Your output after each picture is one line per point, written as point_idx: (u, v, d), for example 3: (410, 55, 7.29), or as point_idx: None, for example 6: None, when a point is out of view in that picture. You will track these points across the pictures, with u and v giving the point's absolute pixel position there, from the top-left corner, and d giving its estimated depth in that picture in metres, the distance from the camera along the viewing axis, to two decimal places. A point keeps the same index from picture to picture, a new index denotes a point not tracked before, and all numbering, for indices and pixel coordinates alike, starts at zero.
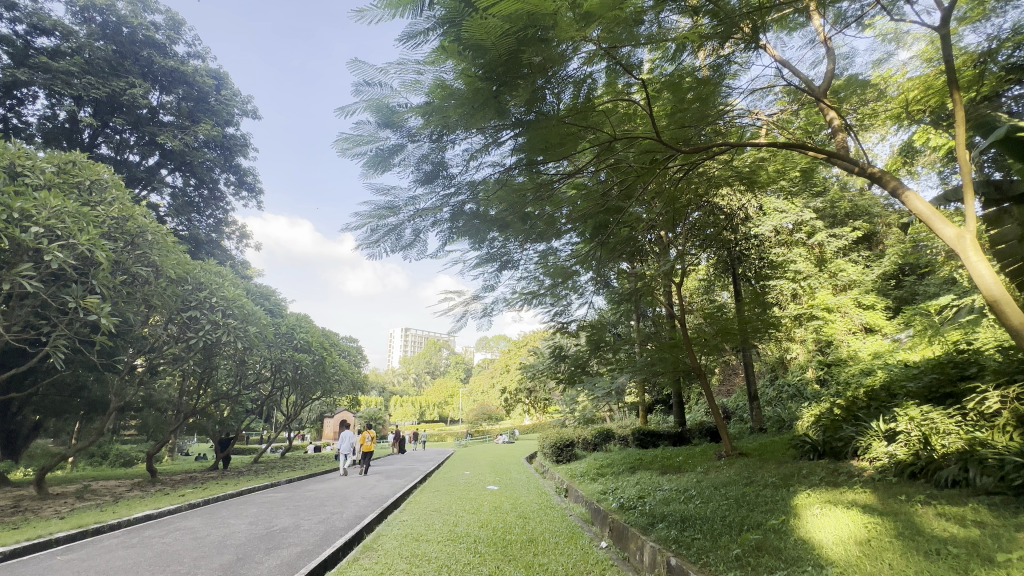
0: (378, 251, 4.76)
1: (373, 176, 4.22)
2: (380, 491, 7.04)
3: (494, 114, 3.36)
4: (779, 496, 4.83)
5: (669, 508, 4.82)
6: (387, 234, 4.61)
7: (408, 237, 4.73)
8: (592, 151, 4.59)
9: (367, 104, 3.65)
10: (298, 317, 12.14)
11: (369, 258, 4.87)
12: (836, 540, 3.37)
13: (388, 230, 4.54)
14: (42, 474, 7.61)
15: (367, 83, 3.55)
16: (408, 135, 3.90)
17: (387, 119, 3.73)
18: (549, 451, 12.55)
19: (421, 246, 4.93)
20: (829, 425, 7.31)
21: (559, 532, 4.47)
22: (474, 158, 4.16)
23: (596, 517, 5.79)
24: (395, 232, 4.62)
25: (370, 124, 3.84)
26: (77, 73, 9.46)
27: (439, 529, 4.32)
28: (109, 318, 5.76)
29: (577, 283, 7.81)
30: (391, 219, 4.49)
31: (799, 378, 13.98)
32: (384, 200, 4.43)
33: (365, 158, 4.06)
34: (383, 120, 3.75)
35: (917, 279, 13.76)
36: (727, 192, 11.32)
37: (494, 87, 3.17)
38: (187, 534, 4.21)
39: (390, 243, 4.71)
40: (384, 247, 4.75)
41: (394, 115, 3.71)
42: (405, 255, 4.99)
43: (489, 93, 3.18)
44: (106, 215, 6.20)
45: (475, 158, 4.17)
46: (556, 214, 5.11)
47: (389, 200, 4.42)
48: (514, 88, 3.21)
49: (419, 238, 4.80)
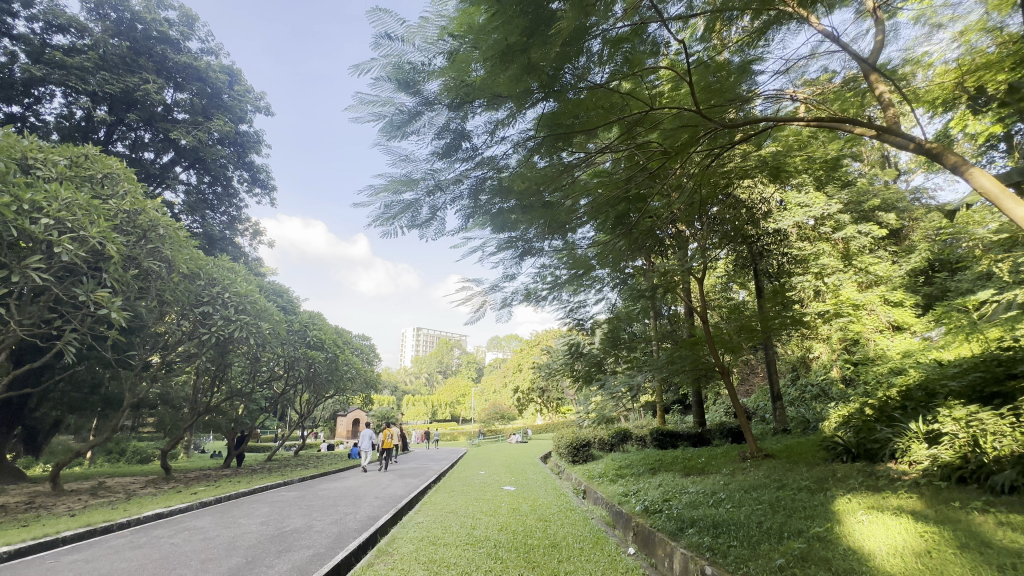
0: (393, 228, 4.56)
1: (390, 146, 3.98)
2: (394, 491, 6.88)
3: (521, 71, 3.16)
4: (817, 501, 4.54)
5: (698, 513, 4.56)
6: (403, 210, 4.40)
7: (425, 213, 4.52)
8: (618, 132, 4.37)
9: (387, 61, 3.44)
10: (311, 314, 12.06)
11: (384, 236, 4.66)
12: (890, 550, 3.09)
13: (404, 205, 4.32)
14: (57, 470, 7.57)
15: (387, 37, 3.36)
16: (428, 100, 3.68)
17: (406, 80, 3.51)
18: (564, 451, 12.30)
19: (438, 223, 4.73)
20: (861, 426, 6.93)
21: (583, 537, 4.25)
22: (496, 130, 3.98)
23: (619, 519, 5.56)
24: (413, 208, 4.41)
25: (388, 86, 3.60)
26: (92, 69, 9.47)
27: (457, 533, 4.12)
28: (120, 312, 5.65)
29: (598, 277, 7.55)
30: (407, 193, 4.26)
31: (823, 377, 13.52)
32: (400, 173, 4.19)
33: (380, 125, 3.82)
34: (402, 80, 3.54)
35: (948, 275, 13.23)
36: (748, 186, 10.99)
37: (525, 38, 2.99)
38: (195, 535, 4.05)
39: (405, 219, 4.51)
40: (399, 224, 4.55)
41: (415, 75, 3.51)
42: (421, 232, 4.80)
43: (520, 44, 3.00)
44: (117, 209, 6.11)
45: (497, 130, 3.99)
46: (577, 202, 4.87)
47: (405, 172, 4.18)
48: (544, 41, 3.01)
49: (435, 215, 4.60)
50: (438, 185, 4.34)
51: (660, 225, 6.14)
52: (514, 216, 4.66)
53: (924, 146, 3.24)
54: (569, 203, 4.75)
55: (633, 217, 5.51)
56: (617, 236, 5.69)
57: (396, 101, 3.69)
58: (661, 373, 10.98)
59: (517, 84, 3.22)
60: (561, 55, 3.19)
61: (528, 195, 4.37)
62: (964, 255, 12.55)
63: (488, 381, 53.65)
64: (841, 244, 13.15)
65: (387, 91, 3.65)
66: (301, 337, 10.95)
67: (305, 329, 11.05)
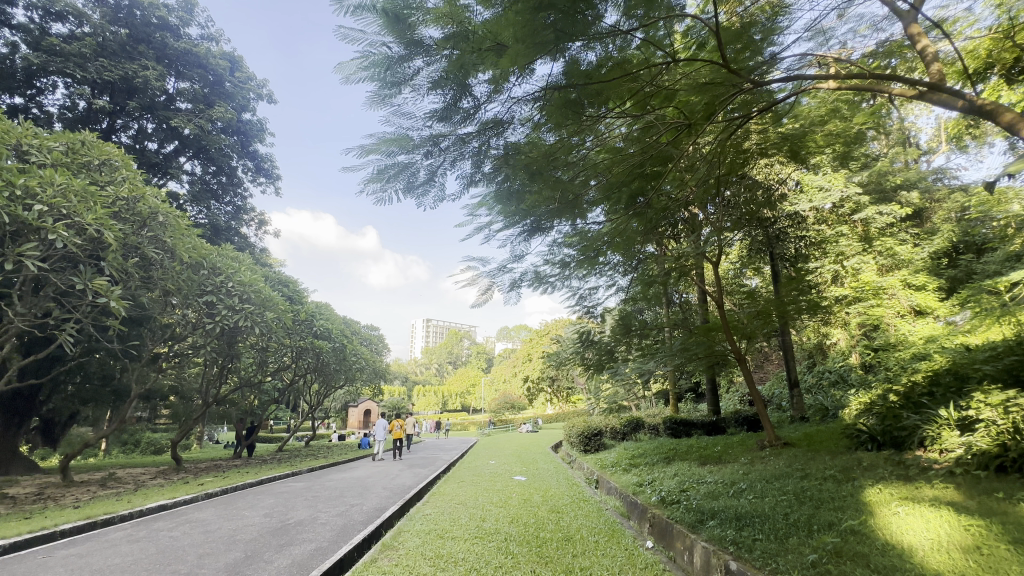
0: (386, 192, 4.20)
1: (382, 99, 3.54)
2: (402, 481, 6.76)
3: (526, 22, 2.91)
4: (845, 492, 4.29)
5: (718, 503, 4.34)
6: (397, 173, 4.03)
7: (422, 177, 4.18)
8: (632, 100, 4.11)
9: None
10: (318, 304, 11.94)
11: (375, 200, 4.31)
12: (935, 546, 2.84)
13: (398, 168, 3.95)
14: (67, 461, 7.56)
15: None
16: (424, 46, 3.25)
17: (396, 24, 3.09)
18: (576, 440, 12.14)
19: (436, 189, 4.39)
20: (886, 414, 6.63)
21: (598, 530, 4.06)
22: (501, 89, 3.60)
23: (634, 510, 5.37)
24: (407, 171, 4.05)
25: (377, 26, 3.14)
26: (91, 56, 9.30)
27: (465, 525, 3.95)
28: (119, 301, 5.53)
29: (610, 261, 7.26)
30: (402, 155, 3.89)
31: (841, 363, 13.15)
32: (393, 130, 3.78)
33: (369, 77, 3.42)
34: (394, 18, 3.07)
35: (974, 257, 12.72)
36: (764, 166, 10.61)
37: None
38: (195, 528, 3.93)
39: (400, 183, 4.16)
40: (392, 187, 4.19)
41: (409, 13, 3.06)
42: (417, 198, 4.45)
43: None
44: (116, 195, 5.97)
45: (502, 90, 3.61)
46: (588, 180, 4.61)
47: (399, 130, 3.78)
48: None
49: (433, 180, 4.26)
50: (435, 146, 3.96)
51: (675, 205, 5.86)
52: (520, 189, 4.42)
53: (976, 103, 2.93)
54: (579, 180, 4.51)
55: (646, 197, 5.24)
56: (631, 217, 5.42)
57: (386, 47, 3.26)
58: (674, 360, 10.72)
59: (522, 39, 2.99)
60: (573, 12, 2.94)
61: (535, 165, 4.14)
62: (991, 235, 12.04)
63: (498, 370, 53.68)
64: (861, 225, 12.69)
65: (375, 33, 3.22)
66: (308, 327, 10.82)
67: (312, 318, 10.94)
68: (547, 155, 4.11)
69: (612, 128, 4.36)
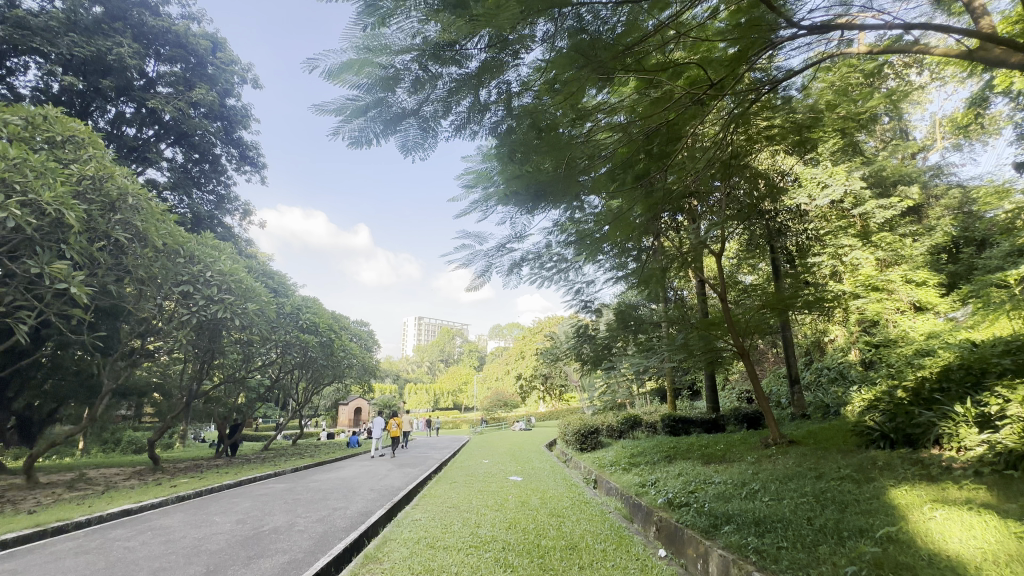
0: (365, 132, 3.49)
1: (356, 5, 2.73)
2: (391, 482, 6.38)
3: None
4: (868, 494, 3.98)
5: (732, 506, 4.02)
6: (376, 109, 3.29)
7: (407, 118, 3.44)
8: (648, 68, 3.76)
9: None
10: (305, 297, 11.49)
11: (350, 141, 3.59)
12: (991, 559, 2.51)
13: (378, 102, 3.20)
14: (32, 462, 7.08)
15: None
16: None
17: None
18: (572, 438, 11.82)
19: (424, 137, 3.66)
20: (896, 410, 6.38)
21: (604, 536, 3.73)
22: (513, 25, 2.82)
23: (637, 512, 5.07)
24: (389, 107, 3.29)
25: None
26: (60, 31, 8.78)
27: (459, 533, 3.58)
28: (81, 287, 5.09)
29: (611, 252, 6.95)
30: (383, 89, 3.13)
31: (841, 360, 12.97)
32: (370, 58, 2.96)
33: None
34: None
35: (975, 252, 12.56)
36: (766, 157, 10.35)
37: None
38: (157, 537, 3.55)
39: (379, 123, 3.43)
40: (372, 127, 3.46)
41: None
42: (402, 144, 3.70)
43: None
44: (81, 174, 5.52)
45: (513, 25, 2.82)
46: (594, 157, 4.24)
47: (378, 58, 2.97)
48: None
49: (421, 126, 3.54)
50: (424, 81, 3.17)
51: (682, 190, 5.53)
52: (521, 165, 4.08)
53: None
54: (584, 160, 4.17)
55: (654, 180, 4.89)
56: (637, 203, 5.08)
57: None
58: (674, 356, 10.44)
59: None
60: None
61: (536, 137, 3.80)
62: (993, 228, 11.89)
63: (490, 368, 53.38)
64: (861, 219, 12.51)
65: None
66: (294, 320, 10.37)
67: (297, 311, 10.48)
68: (549, 129, 3.74)
69: (619, 103, 4.02)
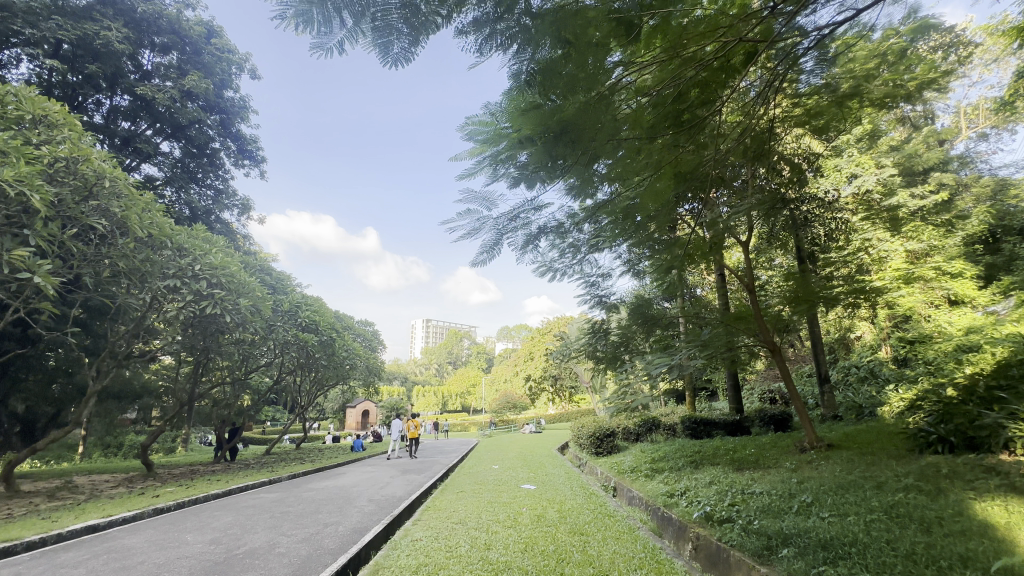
0: (332, 32, 2.70)
1: None
2: (392, 491, 5.85)
3: None
4: (950, 509, 3.36)
5: (787, 523, 3.41)
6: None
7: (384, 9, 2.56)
8: (684, 14, 3.17)
9: None
10: (305, 295, 11.01)
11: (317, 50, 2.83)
12: None
13: None
14: (11, 469, 6.63)
15: None
16: None
17: None
18: (586, 442, 11.21)
19: (413, 42, 2.80)
20: (950, 412, 5.73)
21: (637, 561, 3.15)
22: None
23: (668, 527, 4.49)
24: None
25: None
26: (44, 14, 8.39)
27: (466, 558, 3.02)
28: (47, 277, 4.64)
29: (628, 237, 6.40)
30: None
31: (870, 358, 12.22)
32: None
33: None
34: None
35: (1016, 242, 11.77)
36: (790, 141, 9.73)
37: None
38: (110, 562, 3.02)
39: (348, 16, 2.59)
40: (341, 24, 2.65)
41: None
42: (385, 53, 2.84)
43: None
44: (51, 154, 5.09)
45: None
46: (618, 121, 3.67)
47: None
48: None
49: (407, 24, 2.67)
50: None
51: (713, 168, 4.94)
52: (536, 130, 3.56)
53: None
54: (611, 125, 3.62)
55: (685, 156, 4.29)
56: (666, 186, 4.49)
57: None
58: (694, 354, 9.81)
59: None
60: None
61: (553, 90, 3.27)
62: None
63: (498, 370, 52.94)
64: (891, 208, 11.80)
65: None
66: (292, 318, 9.86)
67: (296, 309, 9.98)
68: (573, 79, 3.21)
69: (652, 57, 3.44)
